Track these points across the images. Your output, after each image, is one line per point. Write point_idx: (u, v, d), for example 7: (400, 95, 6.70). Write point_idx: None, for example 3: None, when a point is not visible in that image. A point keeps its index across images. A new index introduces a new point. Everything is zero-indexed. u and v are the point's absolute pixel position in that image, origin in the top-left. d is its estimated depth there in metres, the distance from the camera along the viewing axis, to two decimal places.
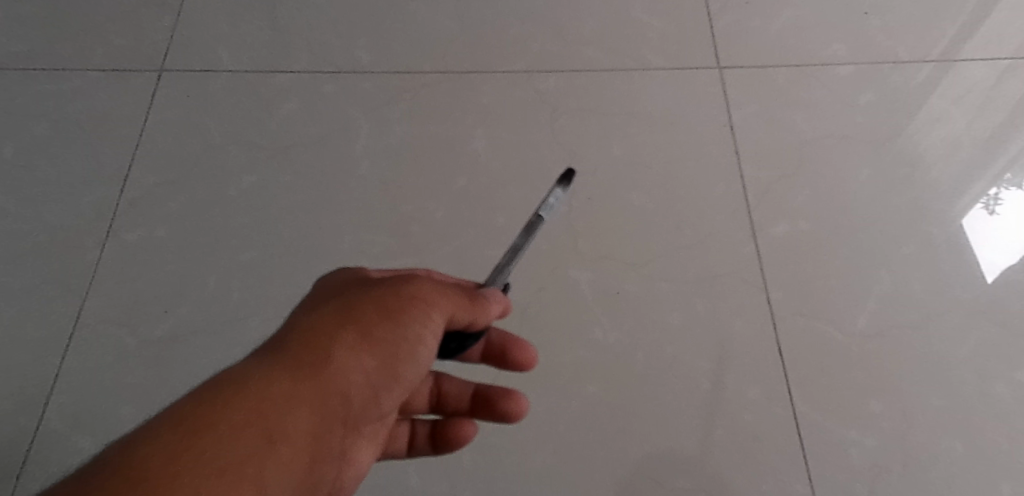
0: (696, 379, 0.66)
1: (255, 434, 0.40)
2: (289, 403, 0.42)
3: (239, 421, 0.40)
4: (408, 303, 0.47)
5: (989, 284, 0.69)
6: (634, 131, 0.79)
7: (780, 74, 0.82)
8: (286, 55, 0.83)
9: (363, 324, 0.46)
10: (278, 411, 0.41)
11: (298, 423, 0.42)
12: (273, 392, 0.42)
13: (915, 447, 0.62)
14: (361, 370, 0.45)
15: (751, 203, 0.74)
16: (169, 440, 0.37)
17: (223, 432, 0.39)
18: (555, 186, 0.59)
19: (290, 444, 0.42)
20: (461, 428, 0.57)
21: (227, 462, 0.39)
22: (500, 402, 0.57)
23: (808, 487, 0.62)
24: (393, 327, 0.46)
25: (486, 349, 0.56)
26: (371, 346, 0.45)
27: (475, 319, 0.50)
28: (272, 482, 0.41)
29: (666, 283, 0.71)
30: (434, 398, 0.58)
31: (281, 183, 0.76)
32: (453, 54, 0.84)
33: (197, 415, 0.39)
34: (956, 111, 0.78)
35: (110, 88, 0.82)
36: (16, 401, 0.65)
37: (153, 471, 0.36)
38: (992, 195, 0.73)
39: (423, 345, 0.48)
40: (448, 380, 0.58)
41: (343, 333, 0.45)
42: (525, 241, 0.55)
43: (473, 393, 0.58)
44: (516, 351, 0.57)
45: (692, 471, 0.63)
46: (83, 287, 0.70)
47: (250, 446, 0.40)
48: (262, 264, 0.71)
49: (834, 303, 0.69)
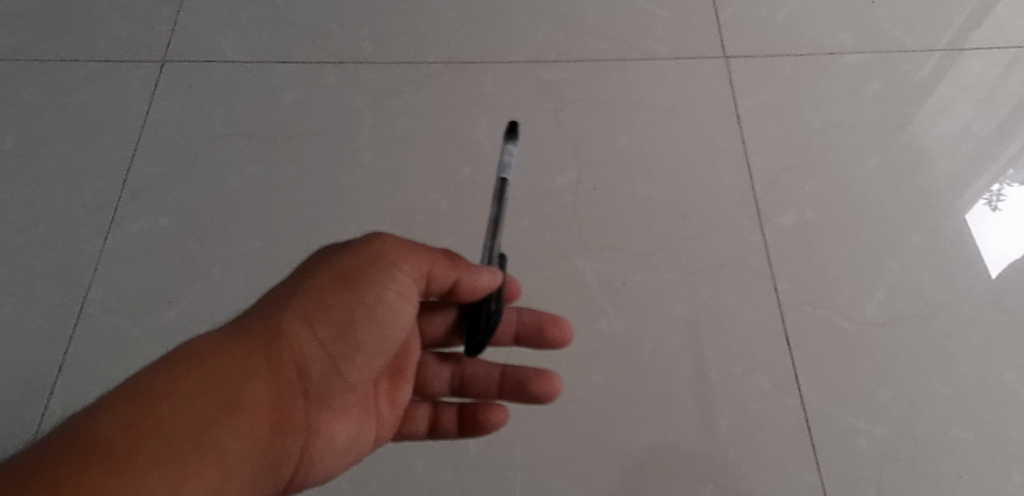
0: (703, 368, 0.66)
1: (210, 402, 0.43)
2: (243, 373, 0.45)
3: (195, 390, 0.43)
4: (364, 267, 0.49)
5: (994, 278, 0.68)
6: (639, 121, 0.78)
7: (787, 64, 0.81)
8: (290, 46, 0.83)
9: (316, 293, 0.48)
10: (234, 380, 0.45)
11: (252, 392, 0.45)
12: (226, 362, 0.45)
13: (923, 437, 0.62)
14: (315, 339, 0.48)
15: (757, 193, 0.74)
16: (127, 407, 0.41)
17: (179, 401, 0.42)
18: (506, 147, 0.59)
19: (247, 413, 0.45)
20: (493, 412, 0.58)
21: (181, 428, 0.42)
22: (532, 383, 0.58)
23: (817, 477, 0.61)
24: (348, 292, 0.48)
25: (519, 326, 0.59)
26: (323, 314, 0.48)
27: (457, 278, 0.50)
28: (233, 447, 0.44)
29: (672, 273, 0.70)
30: (457, 382, 0.60)
31: (284, 174, 0.75)
32: (457, 45, 0.83)
33: (154, 385, 0.42)
34: (962, 104, 0.77)
35: (112, 79, 0.81)
36: (21, 392, 0.65)
37: (110, 436, 0.39)
38: (994, 191, 0.72)
39: (385, 306, 0.49)
40: (472, 365, 0.60)
41: (296, 303, 0.48)
42: (500, 208, 0.55)
43: (500, 374, 0.59)
44: (552, 329, 0.59)
45: (700, 460, 0.62)
46: (86, 277, 0.70)
47: (204, 413, 0.43)
48: (266, 254, 0.71)
49: (841, 293, 0.68)
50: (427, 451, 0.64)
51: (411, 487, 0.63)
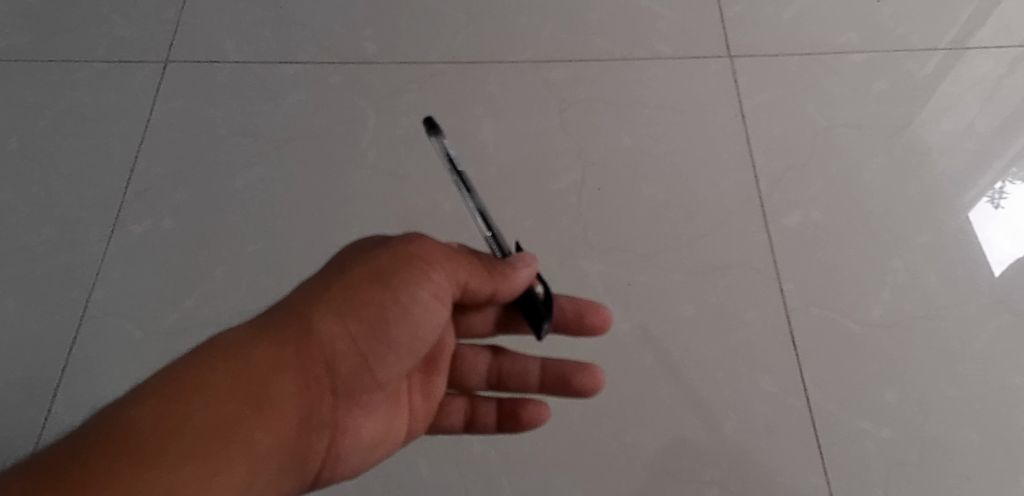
0: (708, 370, 0.65)
1: (240, 397, 0.42)
2: (274, 369, 0.44)
3: (225, 385, 0.42)
4: (401, 265, 0.48)
5: (996, 276, 0.68)
6: (644, 121, 0.78)
7: (792, 63, 0.81)
8: (293, 46, 0.83)
9: (352, 289, 0.47)
10: (265, 376, 0.44)
11: (283, 389, 0.44)
12: (257, 357, 0.44)
13: (931, 439, 0.61)
14: (349, 336, 0.47)
15: (763, 193, 0.73)
16: (157, 402, 0.40)
17: (209, 396, 0.41)
18: (439, 138, 0.53)
19: (278, 409, 0.44)
20: (534, 409, 0.58)
21: (213, 424, 0.41)
22: (573, 378, 0.58)
23: (823, 479, 0.61)
24: (385, 291, 0.48)
25: (559, 319, 0.58)
26: (357, 311, 0.47)
27: (498, 286, 0.50)
28: (262, 445, 0.43)
29: (677, 274, 0.70)
30: (495, 377, 0.60)
31: (287, 175, 0.75)
32: (461, 44, 0.83)
33: (183, 378, 0.41)
34: (967, 101, 0.76)
35: (114, 79, 0.81)
36: (25, 394, 0.65)
37: (141, 432, 0.38)
38: (997, 188, 0.72)
39: (422, 309, 0.49)
40: (511, 359, 0.59)
41: (331, 300, 0.47)
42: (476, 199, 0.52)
43: (540, 368, 0.59)
44: (591, 316, 0.58)
45: (706, 462, 0.62)
46: (90, 279, 0.70)
47: (236, 409, 0.42)
48: (269, 255, 0.71)
49: (847, 294, 0.68)
50: (433, 453, 0.64)
51: (418, 489, 0.63)
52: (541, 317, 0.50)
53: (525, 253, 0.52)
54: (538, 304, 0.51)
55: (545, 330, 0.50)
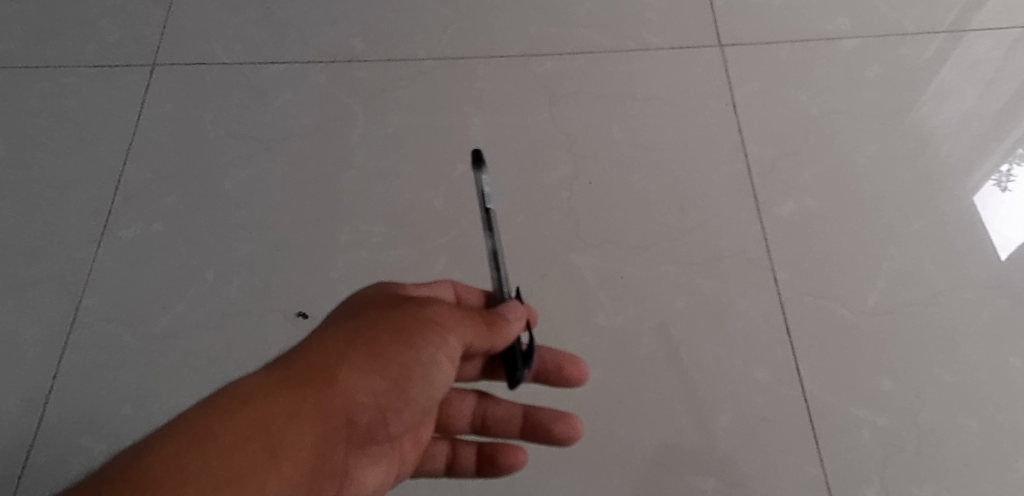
0: (703, 362, 0.65)
1: (255, 447, 0.42)
2: (292, 420, 0.43)
3: (241, 435, 0.42)
4: (421, 327, 0.48)
5: (1001, 260, 0.67)
6: (634, 113, 0.77)
7: (784, 51, 0.80)
8: (280, 46, 0.82)
9: (375, 346, 0.47)
10: (281, 426, 0.43)
11: (300, 440, 0.44)
12: (277, 407, 0.43)
13: (930, 426, 0.61)
14: (368, 390, 0.47)
15: (756, 183, 0.73)
16: (172, 452, 0.39)
17: (224, 445, 0.41)
18: (481, 175, 0.57)
19: (293, 459, 0.43)
20: (513, 454, 0.58)
21: (227, 475, 0.40)
22: (553, 426, 0.58)
23: (819, 469, 0.60)
24: (406, 349, 0.47)
25: (540, 368, 0.58)
26: (381, 367, 0.47)
27: (494, 344, 0.50)
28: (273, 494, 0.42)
29: (669, 266, 0.69)
30: (479, 421, 0.59)
31: (276, 176, 0.75)
32: (449, 40, 0.82)
33: (201, 425, 0.41)
34: (966, 86, 0.75)
35: (102, 84, 0.81)
36: (17, 401, 0.65)
37: (157, 480, 0.38)
38: (1003, 172, 0.71)
39: (437, 368, 0.49)
40: (495, 405, 0.59)
41: (352, 355, 0.46)
42: (496, 241, 0.56)
43: (522, 415, 0.58)
44: (570, 368, 0.58)
45: (700, 455, 0.62)
46: (80, 285, 0.70)
47: (250, 459, 0.41)
48: (259, 257, 0.71)
49: (842, 282, 0.67)
50: None
51: (410, 488, 0.62)
52: (518, 366, 0.51)
53: (515, 303, 0.53)
54: (517, 356, 0.52)
55: (521, 379, 0.51)
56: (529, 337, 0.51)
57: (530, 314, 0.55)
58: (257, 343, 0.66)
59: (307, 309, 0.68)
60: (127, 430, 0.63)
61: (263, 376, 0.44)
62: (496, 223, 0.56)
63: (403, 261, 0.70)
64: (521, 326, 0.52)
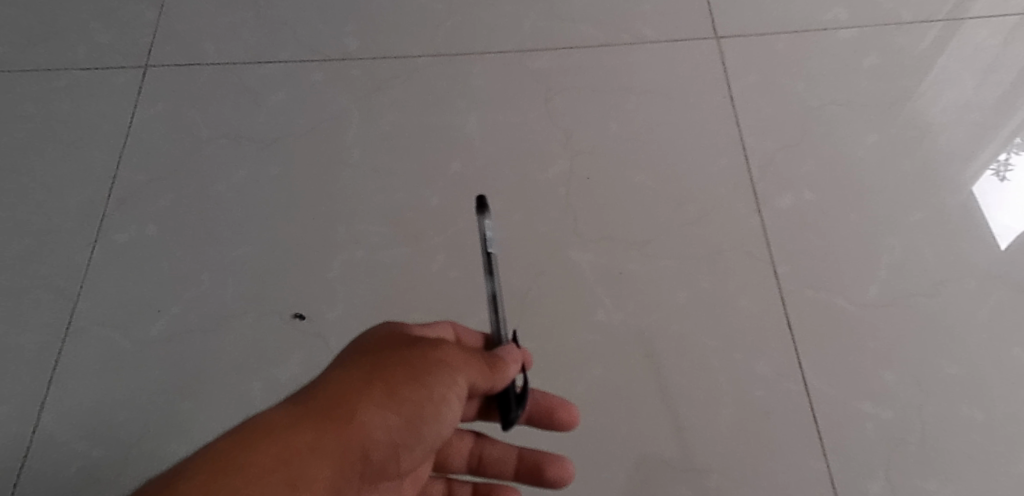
0: (704, 357, 0.64)
1: (279, 482, 0.41)
2: (314, 455, 0.43)
3: (265, 469, 0.41)
4: (434, 366, 0.48)
5: (1002, 250, 0.66)
6: (631, 107, 0.77)
7: (780, 41, 0.79)
8: (273, 46, 0.82)
9: (391, 383, 0.47)
10: (303, 461, 0.42)
11: (320, 475, 0.43)
12: (299, 442, 0.43)
13: (933, 418, 0.60)
14: (385, 427, 0.46)
15: (754, 175, 0.72)
16: (198, 485, 0.38)
17: (249, 479, 0.40)
18: (487, 225, 0.53)
19: (314, 493, 0.43)
20: (505, 493, 0.58)
21: None
22: (546, 467, 0.57)
23: (822, 463, 0.60)
24: (420, 387, 0.47)
25: (533, 411, 0.57)
26: (397, 404, 0.46)
27: (494, 385, 0.50)
28: None
29: (669, 260, 0.69)
30: (475, 461, 0.59)
31: (271, 176, 0.74)
32: (444, 37, 0.82)
33: (223, 457, 0.40)
34: (964, 75, 0.75)
35: (95, 87, 0.80)
36: (13, 407, 0.64)
37: None
38: (1002, 161, 0.70)
39: (448, 407, 0.48)
40: (491, 445, 0.59)
41: (371, 391, 0.46)
42: (497, 288, 0.54)
43: (516, 457, 0.58)
44: (562, 412, 0.58)
45: (702, 451, 0.61)
46: (75, 290, 0.69)
47: (274, 494, 0.41)
48: (255, 259, 0.70)
49: (843, 274, 0.67)
50: None
51: None
52: (512, 407, 0.52)
53: (513, 346, 0.53)
54: (510, 398, 0.52)
55: (514, 421, 0.51)
56: (525, 380, 0.51)
57: (526, 358, 0.54)
58: (254, 345, 0.66)
59: (304, 310, 0.68)
60: (124, 434, 0.63)
61: (284, 411, 0.44)
62: (498, 269, 0.54)
63: (400, 260, 0.70)
64: (517, 369, 0.52)
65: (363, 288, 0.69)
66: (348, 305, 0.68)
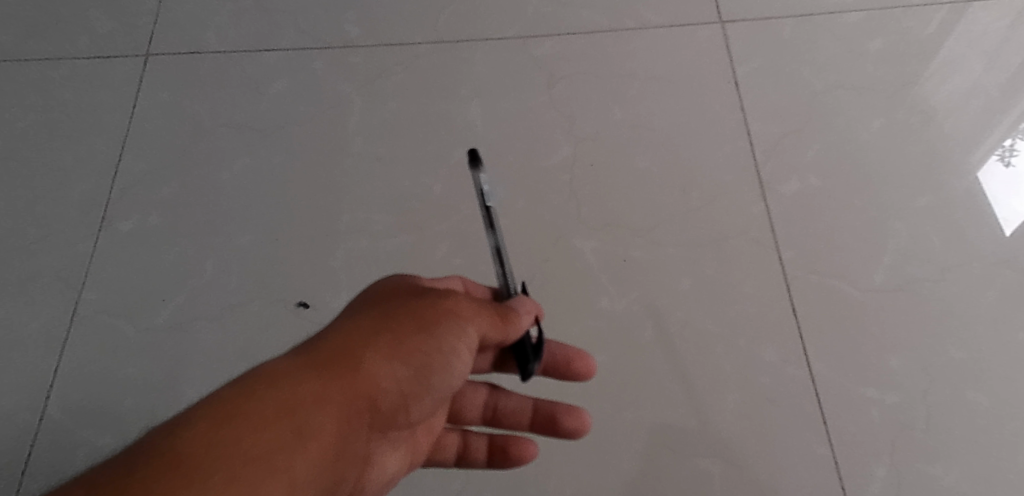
0: (709, 343, 0.64)
1: (283, 428, 0.41)
2: (319, 403, 0.43)
3: (269, 414, 0.41)
4: (441, 317, 0.48)
5: (1007, 236, 0.66)
6: (635, 93, 0.76)
7: (784, 26, 0.79)
8: (274, 33, 0.81)
9: (398, 334, 0.46)
10: (307, 408, 0.42)
11: (326, 422, 0.43)
12: (305, 389, 0.43)
13: (940, 403, 0.60)
14: (392, 377, 0.46)
15: (759, 161, 0.72)
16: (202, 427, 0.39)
17: (253, 424, 0.40)
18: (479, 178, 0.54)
19: (319, 441, 0.43)
20: (523, 446, 0.58)
21: (256, 452, 0.40)
22: (562, 418, 0.58)
23: (828, 449, 0.59)
24: (427, 338, 0.47)
25: (549, 362, 0.57)
26: (404, 356, 0.46)
27: (506, 336, 0.49)
28: (299, 475, 0.41)
29: (673, 247, 0.69)
30: (490, 413, 0.59)
31: (274, 164, 0.74)
32: (446, 23, 0.81)
33: (229, 404, 0.40)
34: (970, 58, 0.74)
35: (96, 75, 0.80)
36: (20, 396, 0.64)
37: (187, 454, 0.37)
38: (1007, 146, 0.69)
39: (457, 358, 0.48)
40: (506, 397, 0.59)
41: (377, 341, 0.46)
42: (498, 240, 0.53)
43: (532, 408, 0.58)
44: (578, 364, 0.58)
45: (707, 437, 0.61)
46: (80, 279, 0.69)
47: (277, 439, 0.41)
48: (258, 248, 0.70)
49: (848, 260, 0.66)
50: None
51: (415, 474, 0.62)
52: (530, 359, 0.50)
53: (525, 297, 0.52)
54: (527, 348, 0.51)
55: (532, 372, 0.50)
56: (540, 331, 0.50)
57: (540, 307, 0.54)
58: (258, 333, 0.66)
59: (309, 299, 0.68)
60: (130, 423, 0.63)
61: (290, 360, 0.44)
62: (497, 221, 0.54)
63: (404, 249, 0.70)
64: (532, 320, 0.51)
65: (367, 275, 0.69)
66: (352, 294, 0.68)
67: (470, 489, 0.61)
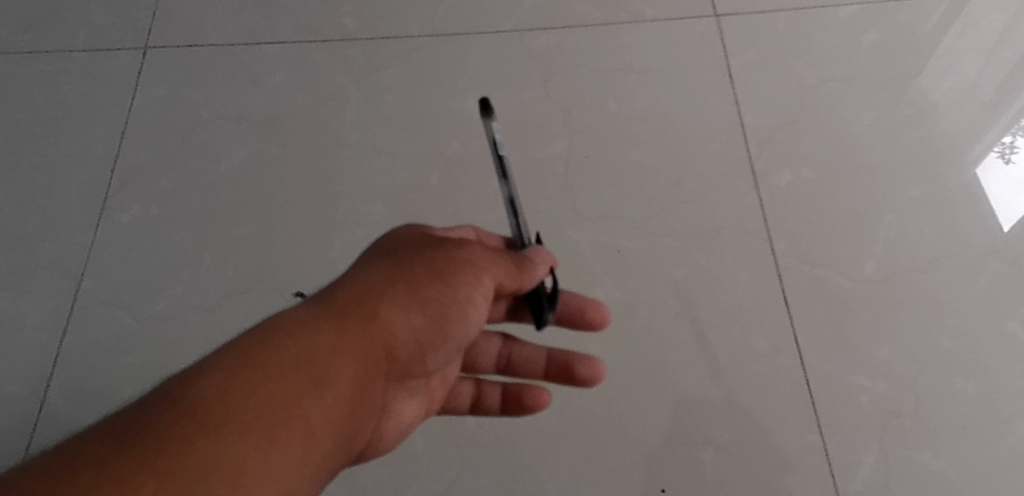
0: (701, 333, 0.65)
1: (298, 377, 0.40)
2: (335, 352, 0.42)
3: (281, 371, 0.40)
4: (458, 265, 0.47)
5: (1006, 233, 0.66)
6: (630, 86, 0.77)
7: (780, 19, 0.79)
8: (272, 26, 0.82)
9: (416, 284, 0.46)
10: (322, 357, 0.41)
11: (343, 371, 0.42)
12: (320, 339, 0.42)
13: (928, 391, 0.60)
14: (407, 325, 0.46)
15: (752, 153, 0.72)
16: (211, 382, 0.38)
17: (266, 374, 0.39)
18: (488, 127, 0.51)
19: (335, 390, 0.42)
20: (537, 395, 0.58)
21: (265, 407, 0.38)
22: (576, 367, 0.58)
23: (818, 435, 0.60)
24: (444, 286, 0.46)
25: (563, 311, 0.57)
26: (420, 303, 0.46)
27: (521, 285, 0.49)
28: (316, 421, 0.40)
29: (666, 238, 0.69)
30: (504, 362, 0.59)
31: (271, 155, 0.75)
32: (442, 16, 0.82)
33: (241, 354, 0.40)
34: (967, 53, 0.74)
35: (96, 68, 0.81)
36: (20, 383, 0.65)
37: (199, 405, 0.36)
38: (1007, 143, 0.70)
39: (472, 306, 0.48)
40: (519, 347, 0.59)
41: (393, 288, 0.45)
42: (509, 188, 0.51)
43: (546, 357, 0.59)
44: (583, 367, 0.58)
45: (698, 424, 0.61)
46: (79, 269, 0.70)
47: (291, 389, 0.40)
48: (255, 239, 0.71)
49: (839, 251, 0.67)
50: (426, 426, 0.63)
51: (410, 462, 0.62)
52: (544, 308, 0.51)
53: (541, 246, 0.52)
54: (542, 298, 0.51)
55: (546, 321, 0.51)
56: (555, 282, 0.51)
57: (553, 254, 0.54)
58: (255, 323, 0.67)
59: (305, 289, 0.68)
60: None
61: (303, 308, 0.43)
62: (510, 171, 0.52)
63: None
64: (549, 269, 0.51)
65: None
66: None
67: (464, 479, 0.61)
